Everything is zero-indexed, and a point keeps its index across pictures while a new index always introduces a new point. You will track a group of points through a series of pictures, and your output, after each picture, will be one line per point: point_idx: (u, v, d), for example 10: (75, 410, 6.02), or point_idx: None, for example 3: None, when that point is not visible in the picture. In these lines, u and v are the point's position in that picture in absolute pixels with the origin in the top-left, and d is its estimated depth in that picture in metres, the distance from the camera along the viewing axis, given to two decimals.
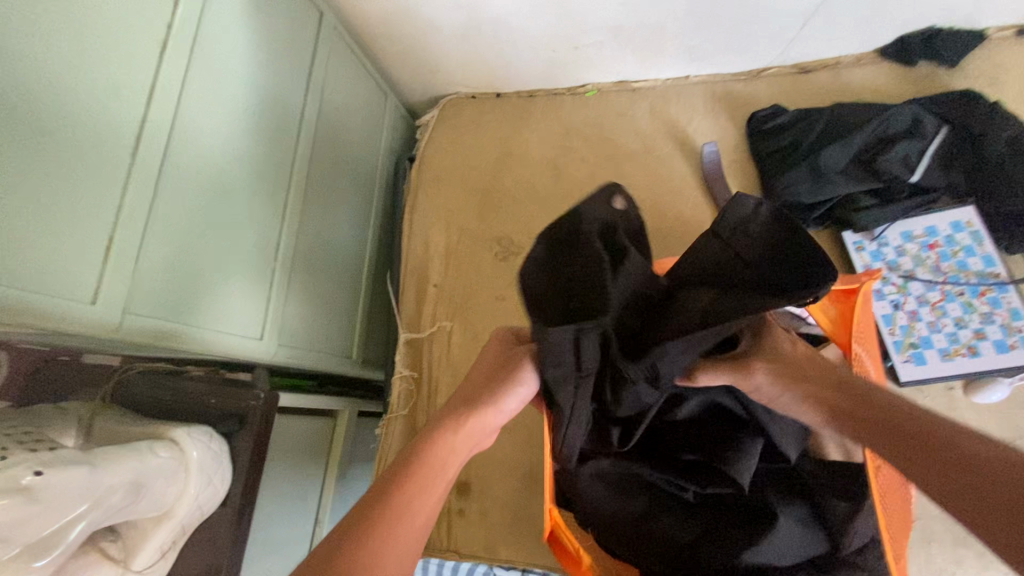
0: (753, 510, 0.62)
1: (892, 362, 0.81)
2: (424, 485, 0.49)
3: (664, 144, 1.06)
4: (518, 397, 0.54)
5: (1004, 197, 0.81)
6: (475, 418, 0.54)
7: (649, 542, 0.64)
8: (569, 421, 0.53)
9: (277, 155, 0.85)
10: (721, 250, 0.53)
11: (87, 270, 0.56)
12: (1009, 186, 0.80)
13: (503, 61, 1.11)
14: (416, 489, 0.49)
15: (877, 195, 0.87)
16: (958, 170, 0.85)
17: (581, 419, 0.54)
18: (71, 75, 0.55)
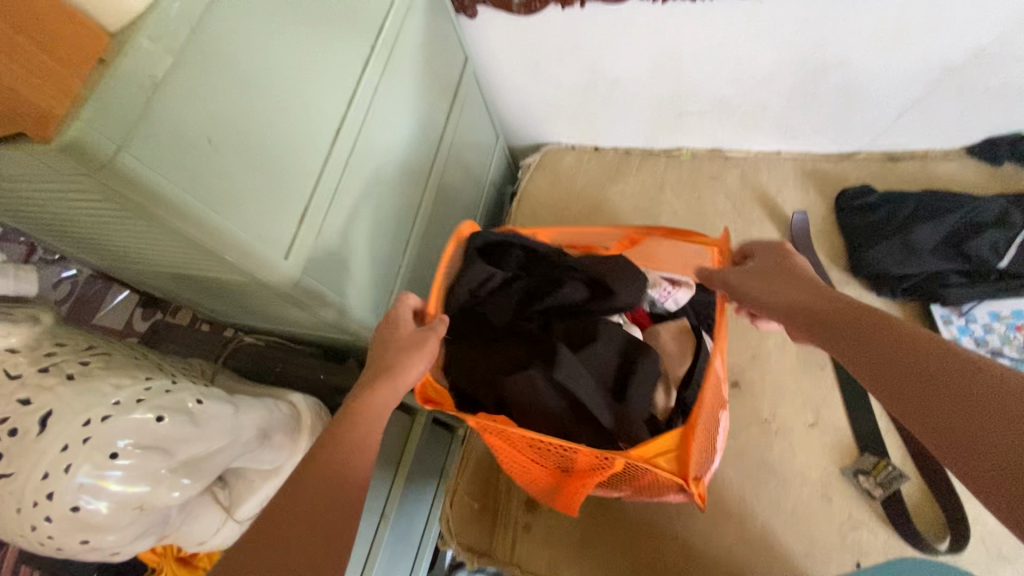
0: (583, 332, 0.71)
1: None
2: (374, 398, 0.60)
3: (754, 208, 1.13)
4: (418, 366, 0.63)
5: None
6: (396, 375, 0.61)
7: (498, 360, 0.71)
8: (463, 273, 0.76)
9: (418, 168, 0.96)
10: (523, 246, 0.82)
11: (288, 229, 0.65)
12: None
13: (610, 121, 1.24)
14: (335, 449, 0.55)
15: (968, 275, 0.92)
16: None
17: (471, 277, 0.76)
18: (306, 68, 0.67)
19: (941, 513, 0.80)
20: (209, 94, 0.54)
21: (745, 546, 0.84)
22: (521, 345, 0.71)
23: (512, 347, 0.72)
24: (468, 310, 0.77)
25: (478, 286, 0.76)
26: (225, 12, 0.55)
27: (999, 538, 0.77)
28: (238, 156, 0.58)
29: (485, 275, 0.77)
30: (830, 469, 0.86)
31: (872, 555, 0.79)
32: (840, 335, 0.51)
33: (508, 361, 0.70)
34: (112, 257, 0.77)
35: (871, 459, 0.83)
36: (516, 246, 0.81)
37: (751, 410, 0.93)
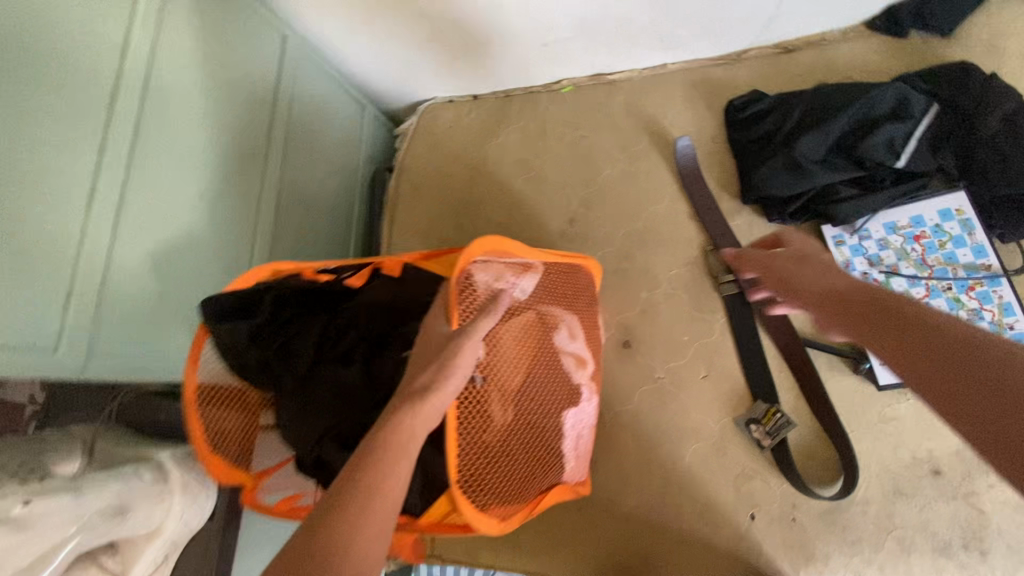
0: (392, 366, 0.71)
1: (869, 364, 0.74)
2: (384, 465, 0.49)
3: (639, 138, 1.01)
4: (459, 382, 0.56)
5: (996, 180, 0.73)
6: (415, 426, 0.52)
7: (313, 414, 0.68)
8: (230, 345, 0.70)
9: (241, 183, 0.87)
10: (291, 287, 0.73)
11: (48, 318, 0.60)
12: (1003, 169, 0.73)
13: (475, 66, 1.09)
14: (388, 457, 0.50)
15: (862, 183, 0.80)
16: (949, 152, 0.77)
17: (231, 344, 0.70)
18: (20, 128, 0.57)
19: (835, 453, 0.75)
20: None
21: (645, 510, 0.83)
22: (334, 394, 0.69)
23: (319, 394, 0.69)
24: (247, 367, 0.72)
25: (241, 348, 0.71)
26: None
27: (892, 472, 0.72)
28: None
29: (229, 333, 0.69)
30: (724, 421, 0.82)
31: (765, 503, 0.77)
32: (897, 320, 0.51)
33: (327, 412, 0.68)
34: None
35: (762, 407, 0.79)
36: (268, 291, 0.72)
37: (644, 370, 0.88)
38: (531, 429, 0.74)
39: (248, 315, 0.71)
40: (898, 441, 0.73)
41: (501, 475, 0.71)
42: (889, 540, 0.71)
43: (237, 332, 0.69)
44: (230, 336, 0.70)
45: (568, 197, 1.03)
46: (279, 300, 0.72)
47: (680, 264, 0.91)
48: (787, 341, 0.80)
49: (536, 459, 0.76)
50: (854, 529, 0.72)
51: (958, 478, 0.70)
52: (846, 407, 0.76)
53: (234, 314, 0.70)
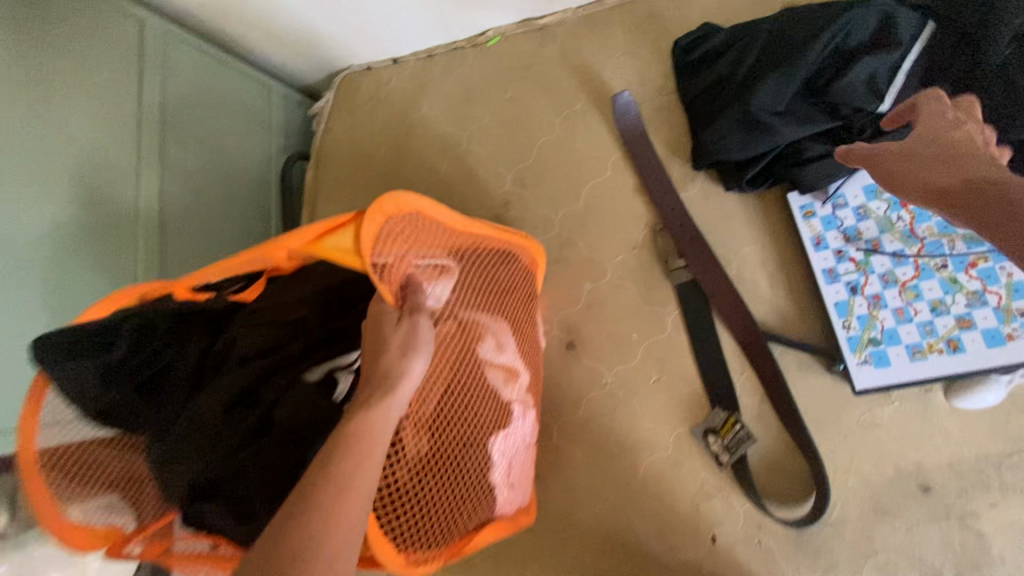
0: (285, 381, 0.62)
1: (844, 365, 0.61)
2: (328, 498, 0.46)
3: (576, 96, 0.85)
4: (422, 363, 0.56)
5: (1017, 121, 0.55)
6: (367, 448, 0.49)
7: (204, 447, 0.58)
8: (79, 387, 0.55)
9: (114, 202, 0.76)
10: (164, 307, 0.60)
11: None
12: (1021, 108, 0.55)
13: (383, 27, 0.93)
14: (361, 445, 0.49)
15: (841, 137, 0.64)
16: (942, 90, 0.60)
17: (84, 385, 0.55)
18: None
19: (806, 466, 0.64)
20: None
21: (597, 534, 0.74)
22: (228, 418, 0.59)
23: (207, 421, 0.58)
24: (114, 407, 0.57)
25: (96, 391, 0.56)
26: None
27: (873, 487, 0.61)
28: None
29: (76, 378, 0.55)
30: (680, 430, 0.71)
31: (728, 525, 0.67)
32: None
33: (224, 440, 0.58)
34: None
35: (721, 415, 0.67)
36: (130, 314, 0.58)
37: (591, 374, 0.77)
38: (458, 464, 0.63)
39: (101, 351, 0.57)
40: (880, 451, 0.61)
41: (428, 512, 0.62)
42: (870, 566, 0.60)
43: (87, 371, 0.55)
44: (81, 372, 0.55)
45: (500, 175, 0.89)
46: (150, 324, 0.59)
47: (626, 248, 0.78)
48: (749, 336, 0.67)
49: (463, 492, 0.64)
50: (831, 555, 0.62)
51: (953, 493, 0.58)
52: (819, 412, 0.64)
53: (81, 345, 0.56)
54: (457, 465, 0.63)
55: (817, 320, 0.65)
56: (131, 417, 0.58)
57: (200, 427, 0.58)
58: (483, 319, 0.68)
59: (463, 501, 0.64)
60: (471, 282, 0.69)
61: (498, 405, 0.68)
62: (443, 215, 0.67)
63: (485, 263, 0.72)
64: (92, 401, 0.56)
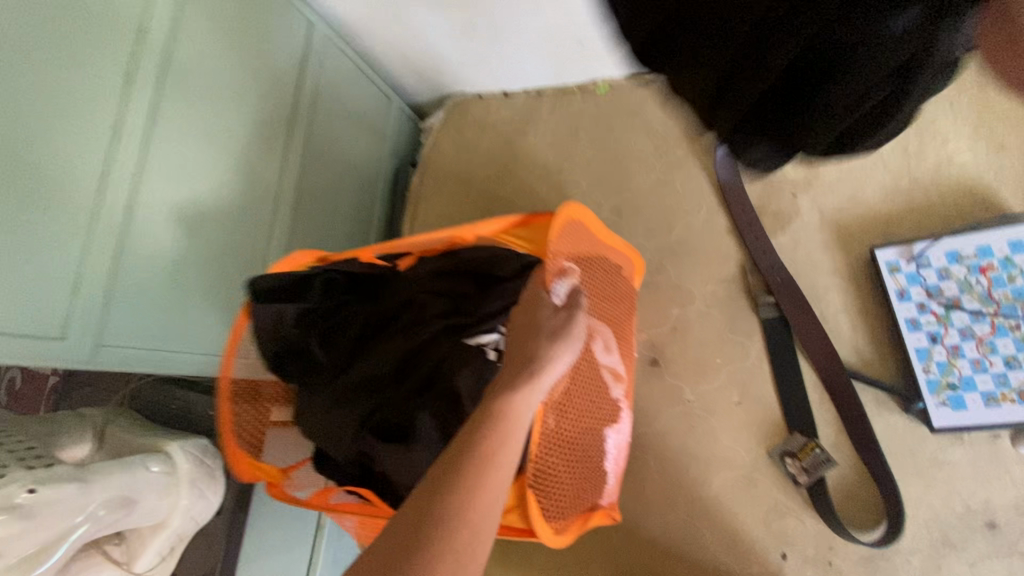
0: (442, 348, 0.63)
1: (923, 404, 0.69)
2: (470, 480, 0.40)
3: (677, 146, 0.95)
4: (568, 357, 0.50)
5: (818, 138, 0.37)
6: (511, 429, 0.43)
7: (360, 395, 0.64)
8: (266, 327, 0.68)
9: (260, 175, 0.84)
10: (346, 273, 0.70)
11: (60, 303, 0.59)
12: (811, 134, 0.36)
13: (506, 62, 1.01)
14: (499, 425, 0.43)
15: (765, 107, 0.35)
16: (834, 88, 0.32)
17: (266, 323, 0.68)
18: (23, 120, 0.56)
19: (878, 494, 0.70)
20: None
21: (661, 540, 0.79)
22: (387, 372, 0.64)
23: (365, 375, 0.64)
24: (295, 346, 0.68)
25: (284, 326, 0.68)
26: None
27: (941, 520, 0.67)
28: None
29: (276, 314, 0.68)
30: (757, 451, 0.77)
31: (799, 542, 0.72)
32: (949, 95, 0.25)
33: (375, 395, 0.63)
34: None
35: (799, 439, 0.73)
36: (320, 273, 0.70)
37: (671, 391, 0.83)
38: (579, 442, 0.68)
39: (297, 298, 0.69)
40: (950, 487, 0.68)
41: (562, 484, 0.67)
42: None
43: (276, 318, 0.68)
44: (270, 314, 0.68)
45: (598, 203, 0.99)
46: (331, 282, 0.70)
47: (716, 281, 0.85)
48: (830, 371, 0.75)
49: (583, 473, 0.69)
50: None
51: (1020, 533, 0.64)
52: (892, 447, 0.71)
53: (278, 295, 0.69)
54: (575, 447, 0.67)
55: (895, 363, 0.73)
56: (306, 357, 0.68)
57: (356, 383, 0.64)
58: (600, 323, 0.74)
59: (583, 480, 0.69)
60: (604, 286, 0.77)
61: (611, 405, 0.73)
62: (598, 222, 0.77)
63: (610, 272, 0.80)
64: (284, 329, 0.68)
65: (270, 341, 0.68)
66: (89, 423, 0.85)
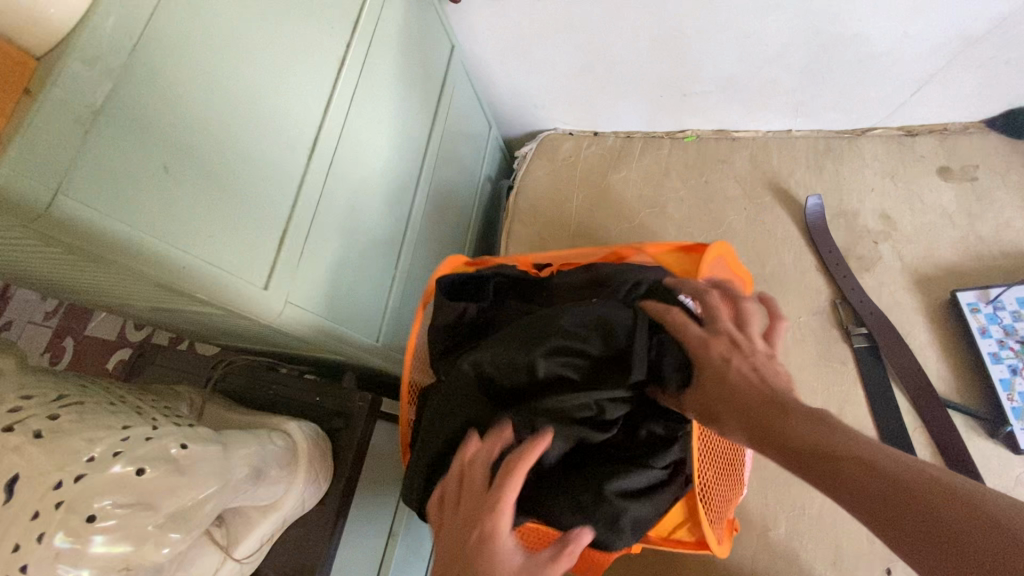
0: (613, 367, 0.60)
1: (1011, 429, 0.79)
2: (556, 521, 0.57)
3: (762, 194, 1.06)
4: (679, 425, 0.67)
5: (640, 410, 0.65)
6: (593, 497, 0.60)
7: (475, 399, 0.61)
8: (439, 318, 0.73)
9: (405, 172, 0.89)
10: (507, 280, 0.75)
11: (264, 253, 0.59)
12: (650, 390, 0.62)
13: (608, 106, 1.13)
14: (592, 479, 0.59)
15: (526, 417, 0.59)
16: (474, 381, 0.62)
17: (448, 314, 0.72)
18: (267, 77, 0.59)
19: None
20: (162, 133, 0.49)
21: (769, 552, 0.83)
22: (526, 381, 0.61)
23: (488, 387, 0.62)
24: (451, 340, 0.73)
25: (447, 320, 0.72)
26: (176, 33, 0.49)
27: None
28: (190, 197, 0.51)
29: (458, 312, 0.72)
30: None
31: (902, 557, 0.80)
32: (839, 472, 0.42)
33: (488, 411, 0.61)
34: (107, 295, 0.71)
35: None
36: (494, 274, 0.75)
37: None
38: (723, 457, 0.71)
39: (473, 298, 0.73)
40: None
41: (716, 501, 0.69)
42: None
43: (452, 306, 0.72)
44: (442, 306, 0.73)
45: (691, 236, 1.08)
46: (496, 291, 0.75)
47: (810, 312, 0.94)
48: (924, 398, 0.84)
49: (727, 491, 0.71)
50: None
51: None
52: (984, 468, 0.80)
53: (453, 289, 0.74)
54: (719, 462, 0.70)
55: (980, 394, 0.83)
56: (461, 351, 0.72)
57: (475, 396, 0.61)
58: None
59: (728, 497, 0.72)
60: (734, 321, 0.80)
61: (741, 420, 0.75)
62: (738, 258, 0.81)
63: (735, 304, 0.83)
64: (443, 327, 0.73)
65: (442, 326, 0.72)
66: (186, 399, 0.82)
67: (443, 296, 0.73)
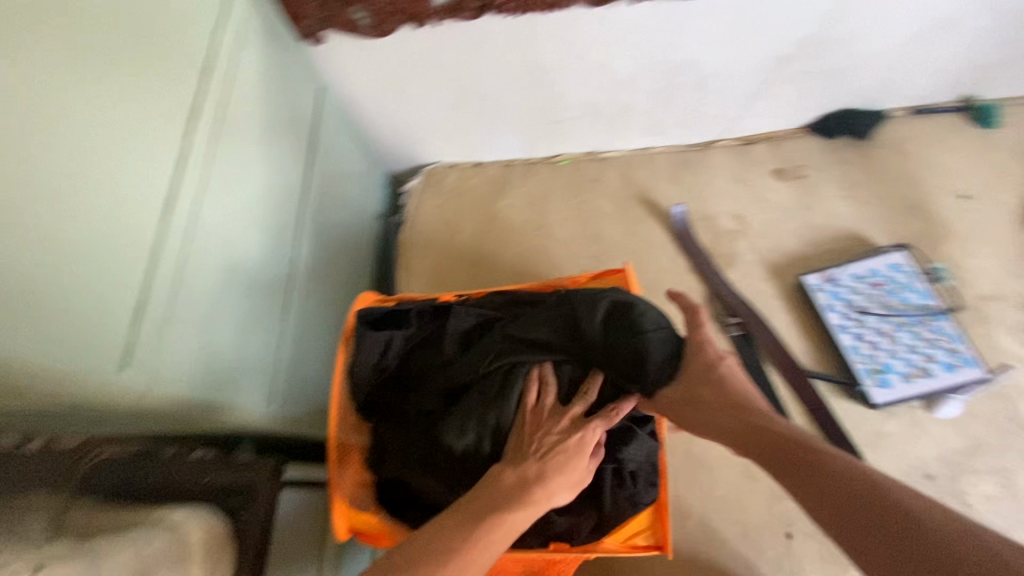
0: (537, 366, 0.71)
1: (863, 387, 0.91)
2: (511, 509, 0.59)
3: (635, 207, 1.15)
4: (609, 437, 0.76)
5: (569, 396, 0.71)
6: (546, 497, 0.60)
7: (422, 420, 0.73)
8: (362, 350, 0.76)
9: (282, 222, 0.85)
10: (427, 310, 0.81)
11: (113, 333, 0.55)
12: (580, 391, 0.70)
13: (486, 136, 1.16)
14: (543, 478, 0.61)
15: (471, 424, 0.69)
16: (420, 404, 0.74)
17: (371, 348, 0.77)
18: (102, 137, 0.53)
19: None
20: None
21: (688, 540, 0.88)
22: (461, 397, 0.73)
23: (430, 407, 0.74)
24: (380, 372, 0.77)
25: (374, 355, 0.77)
26: None
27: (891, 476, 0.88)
28: (10, 287, 0.47)
29: (384, 343, 0.77)
30: None
31: (797, 520, 0.89)
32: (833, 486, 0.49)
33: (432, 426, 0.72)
34: None
35: None
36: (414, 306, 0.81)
37: None
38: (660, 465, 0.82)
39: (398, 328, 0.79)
40: (896, 453, 0.89)
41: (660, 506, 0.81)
42: None
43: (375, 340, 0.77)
44: (362, 339, 0.77)
45: (579, 253, 1.14)
46: (419, 318, 0.80)
47: None
48: (793, 373, 0.94)
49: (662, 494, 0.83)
50: None
51: (947, 479, 0.87)
52: (849, 426, 0.91)
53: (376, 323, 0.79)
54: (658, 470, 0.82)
55: (836, 362, 0.95)
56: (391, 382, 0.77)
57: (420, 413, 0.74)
58: None
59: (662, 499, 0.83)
60: None
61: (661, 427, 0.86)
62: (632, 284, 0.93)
63: None
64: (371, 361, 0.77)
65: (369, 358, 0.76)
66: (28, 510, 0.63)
67: (363, 328, 0.77)
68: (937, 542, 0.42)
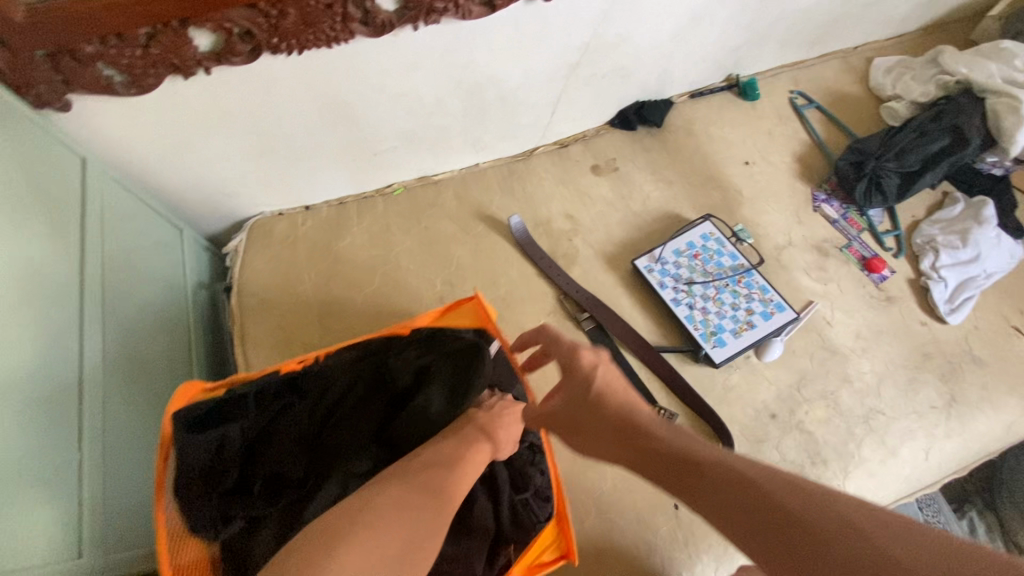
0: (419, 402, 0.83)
1: (705, 350, 0.99)
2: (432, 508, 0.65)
3: (475, 224, 1.15)
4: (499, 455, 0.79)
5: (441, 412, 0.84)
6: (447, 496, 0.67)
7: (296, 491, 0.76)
8: (187, 455, 0.71)
9: (57, 324, 0.71)
10: (261, 389, 0.79)
11: None
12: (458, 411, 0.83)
13: (305, 179, 1.09)
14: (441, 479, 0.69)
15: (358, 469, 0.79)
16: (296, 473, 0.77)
17: (196, 451, 0.71)
18: None
19: (707, 425, 0.97)
20: None
21: (589, 540, 0.89)
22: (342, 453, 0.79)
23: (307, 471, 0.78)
24: (226, 466, 0.74)
25: (208, 454, 0.72)
26: None
27: (744, 424, 0.97)
28: None
29: (216, 441, 0.73)
30: None
31: None
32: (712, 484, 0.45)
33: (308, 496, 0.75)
34: None
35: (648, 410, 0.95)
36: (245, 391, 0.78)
37: None
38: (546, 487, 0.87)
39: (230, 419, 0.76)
40: (743, 403, 0.98)
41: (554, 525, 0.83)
42: None
43: (208, 438, 0.73)
44: (189, 439, 0.71)
45: (430, 280, 1.11)
46: (251, 402, 0.79)
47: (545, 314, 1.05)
48: (647, 352, 1.00)
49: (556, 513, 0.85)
50: None
51: (786, 413, 0.98)
52: (702, 388, 0.99)
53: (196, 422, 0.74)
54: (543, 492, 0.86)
55: (679, 332, 1.03)
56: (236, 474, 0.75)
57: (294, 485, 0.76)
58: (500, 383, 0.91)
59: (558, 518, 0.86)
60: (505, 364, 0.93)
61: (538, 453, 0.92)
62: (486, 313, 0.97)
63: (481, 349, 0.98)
64: (220, 451, 0.74)
65: (200, 458, 0.72)
66: None
67: (181, 431, 0.71)
68: (799, 514, 0.39)
